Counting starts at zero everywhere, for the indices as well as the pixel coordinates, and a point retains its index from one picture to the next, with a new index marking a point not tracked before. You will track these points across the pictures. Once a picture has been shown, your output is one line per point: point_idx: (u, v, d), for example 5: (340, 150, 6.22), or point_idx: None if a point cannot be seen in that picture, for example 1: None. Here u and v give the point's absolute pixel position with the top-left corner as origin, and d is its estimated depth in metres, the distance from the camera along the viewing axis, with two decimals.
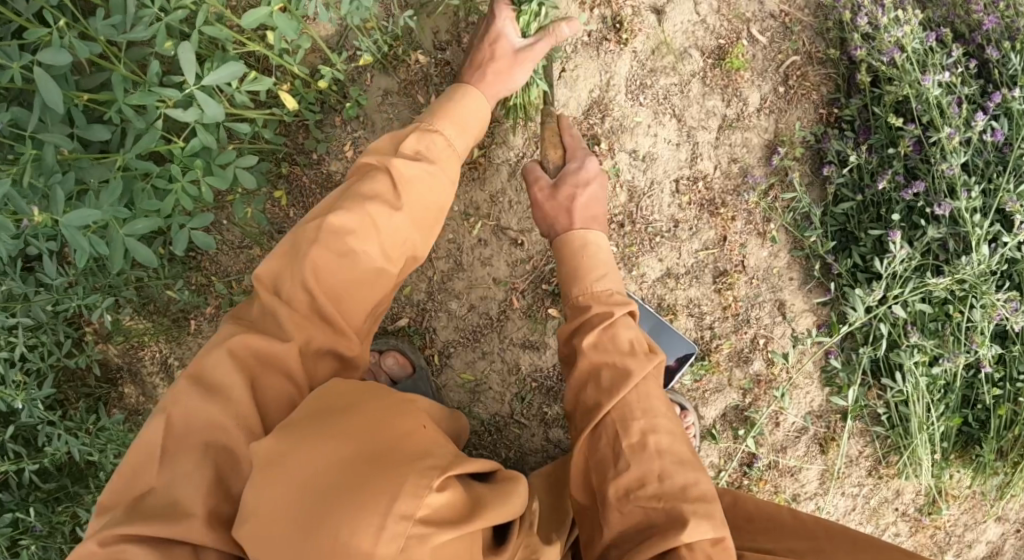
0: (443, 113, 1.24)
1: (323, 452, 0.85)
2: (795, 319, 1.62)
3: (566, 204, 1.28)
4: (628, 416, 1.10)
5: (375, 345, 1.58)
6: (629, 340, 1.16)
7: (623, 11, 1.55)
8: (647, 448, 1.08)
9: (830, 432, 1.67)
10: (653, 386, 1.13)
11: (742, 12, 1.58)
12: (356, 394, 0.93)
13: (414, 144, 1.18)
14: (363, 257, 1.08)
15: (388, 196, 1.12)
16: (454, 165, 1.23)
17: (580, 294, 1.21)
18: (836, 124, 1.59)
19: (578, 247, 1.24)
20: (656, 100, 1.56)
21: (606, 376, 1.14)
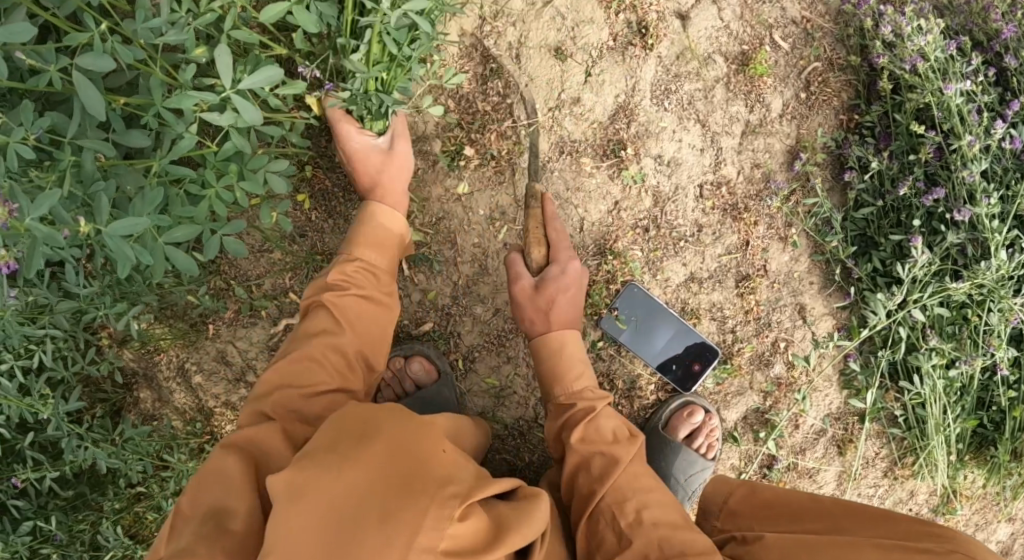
0: (359, 241, 1.41)
1: (356, 477, 0.93)
2: (816, 323, 1.64)
3: (544, 309, 1.38)
4: (622, 496, 1.22)
5: (400, 349, 1.58)
6: (611, 428, 1.31)
7: (648, 16, 1.55)
8: (642, 524, 1.18)
9: (848, 434, 1.69)
10: (638, 466, 1.27)
11: (765, 18, 1.59)
12: (377, 420, 1.01)
13: (333, 281, 1.34)
14: (319, 381, 1.24)
15: (328, 330, 1.29)
16: (387, 284, 1.41)
17: (563, 396, 1.36)
18: (856, 130, 1.60)
19: (555, 350, 1.37)
20: (681, 106, 1.57)
21: (597, 464, 1.27)
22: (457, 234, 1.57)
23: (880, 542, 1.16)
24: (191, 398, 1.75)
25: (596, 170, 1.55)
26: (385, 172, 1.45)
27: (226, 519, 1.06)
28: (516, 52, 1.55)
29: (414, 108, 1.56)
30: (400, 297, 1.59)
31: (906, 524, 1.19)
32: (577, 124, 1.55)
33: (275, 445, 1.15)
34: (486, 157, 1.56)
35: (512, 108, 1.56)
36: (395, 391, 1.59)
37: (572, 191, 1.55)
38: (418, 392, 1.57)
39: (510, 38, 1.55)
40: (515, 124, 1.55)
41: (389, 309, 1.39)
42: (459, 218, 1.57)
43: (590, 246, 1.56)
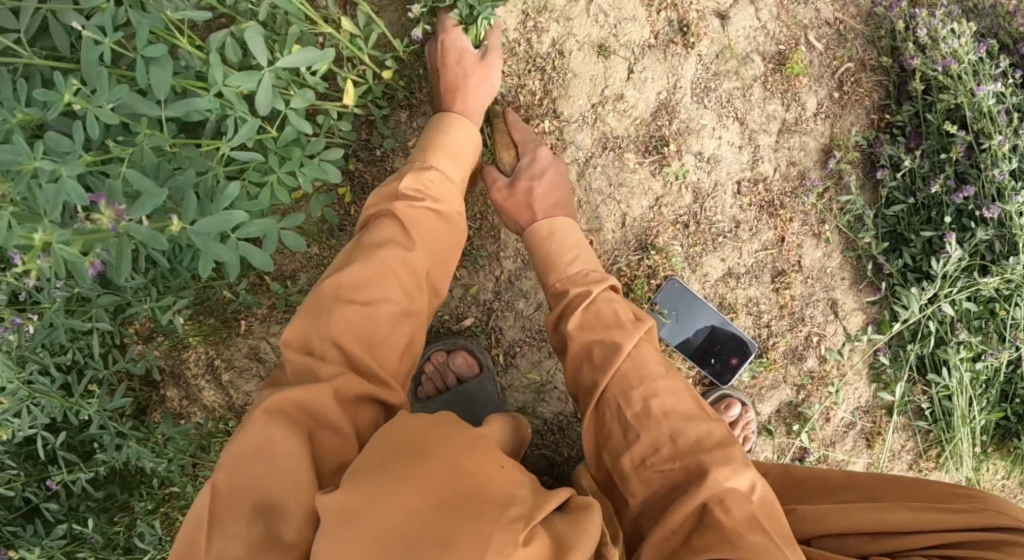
0: (435, 144, 1.34)
1: (414, 496, 0.86)
2: (847, 318, 1.67)
3: (525, 200, 1.40)
4: (628, 383, 1.14)
5: (443, 343, 1.59)
6: (612, 310, 1.24)
7: (689, 14, 1.57)
8: (651, 414, 1.12)
9: (877, 427, 1.72)
10: (646, 351, 1.19)
11: (800, 19, 1.62)
12: (431, 432, 0.93)
13: (404, 191, 1.27)
14: (385, 300, 1.15)
15: (399, 241, 1.21)
16: (455, 197, 1.33)
17: (556, 280, 1.31)
18: (887, 130, 1.64)
19: (546, 235, 1.35)
20: (721, 104, 1.60)
21: (598, 351, 1.20)
22: (500, 229, 1.57)
23: (911, 504, 1.15)
24: (220, 396, 1.73)
25: (639, 166, 1.59)
26: (471, 75, 1.41)
27: (276, 514, 0.94)
28: (559, 47, 1.56)
29: None
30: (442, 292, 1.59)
31: (942, 494, 1.17)
32: (620, 120, 1.58)
33: (330, 401, 1.04)
34: None
35: (555, 103, 1.57)
36: (437, 386, 1.58)
37: (615, 187, 1.59)
38: (460, 386, 1.56)
39: (553, 33, 1.56)
40: (559, 119, 1.57)
41: (455, 231, 1.30)
42: (502, 213, 1.57)
43: (631, 242, 1.60)
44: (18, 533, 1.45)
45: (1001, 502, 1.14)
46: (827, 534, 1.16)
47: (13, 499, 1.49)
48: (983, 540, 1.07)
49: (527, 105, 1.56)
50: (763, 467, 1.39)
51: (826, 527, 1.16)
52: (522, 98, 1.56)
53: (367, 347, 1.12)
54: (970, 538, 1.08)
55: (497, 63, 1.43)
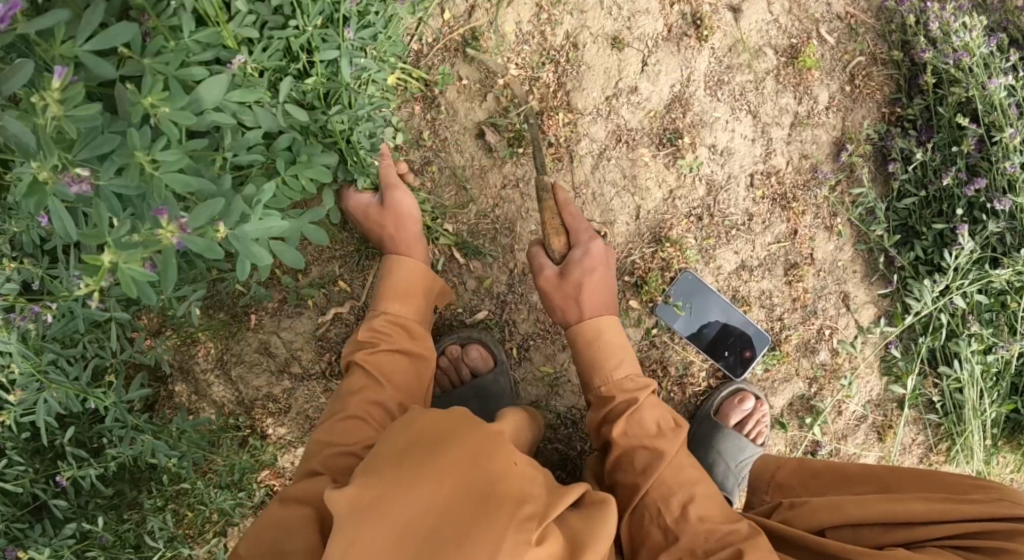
0: (385, 296, 1.37)
1: (430, 489, 0.84)
2: (859, 311, 1.68)
3: (574, 293, 1.32)
4: (667, 491, 1.18)
5: (457, 337, 1.58)
6: (654, 420, 1.26)
7: (702, 8, 1.58)
8: (687, 519, 1.14)
9: (888, 420, 1.72)
10: (684, 456, 1.23)
11: (812, 13, 1.63)
12: (446, 428, 0.92)
13: (363, 340, 1.32)
14: (363, 435, 1.20)
15: (366, 386, 1.27)
16: (417, 330, 1.36)
17: (602, 382, 1.30)
18: (897, 123, 1.64)
19: (592, 339, 1.31)
20: (733, 97, 1.60)
21: (641, 456, 1.23)
22: (515, 222, 1.58)
23: (925, 495, 1.13)
24: (230, 391, 1.72)
25: (653, 159, 1.59)
26: (386, 224, 1.42)
27: None
28: (573, 40, 1.56)
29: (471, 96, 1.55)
30: (455, 285, 1.59)
31: (962, 489, 1.14)
32: (634, 113, 1.58)
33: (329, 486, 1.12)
34: (543, 144, 1.57)
35: (570, 96, 1.57)
36: (451, 379, 1.57)
37: (628, 179, 1.59)
38: (476, 379, 1.55)
39: (567, 26, 1.56)
40: (573, 111, 1.57)
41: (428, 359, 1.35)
42: (516, 205, 1.57)
43: (645, 235, 1.60)
44: (27, 531, 1.44)
45: (1014, 491, 1.12)
46: (838, 524, 1.15)
47: (22, 496, 1.47)
48: (996, 530, 1.05)
49: (541, 98, 1.56)
50: (777, 462, 1.34)
51: (838, 517, 1.15)
52: (536, 90, 1.56)
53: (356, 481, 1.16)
54: (982, 528, 1.06)
55: (403, 197, 1.41)
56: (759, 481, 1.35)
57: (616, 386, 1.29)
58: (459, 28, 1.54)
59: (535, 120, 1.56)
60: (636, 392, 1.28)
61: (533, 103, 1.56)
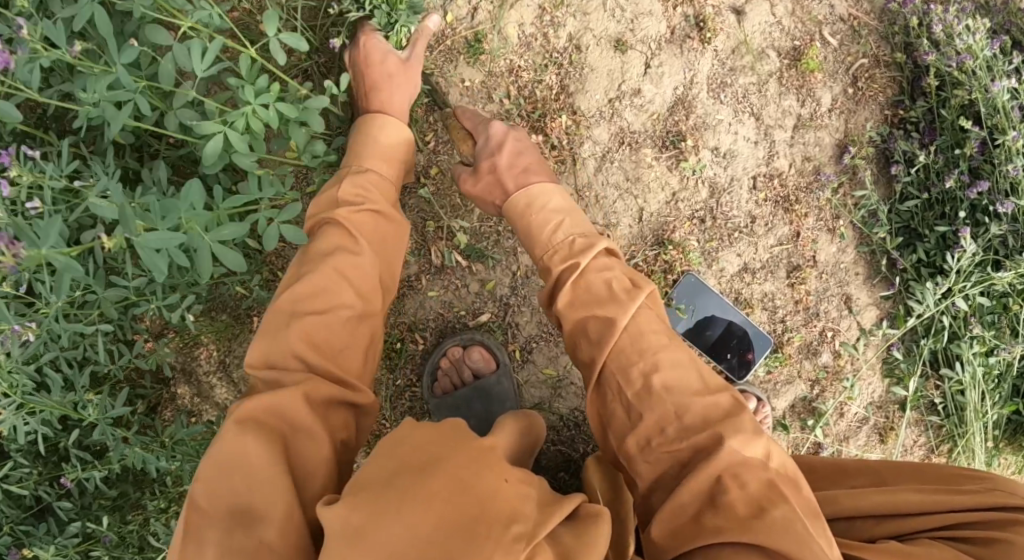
0: (368, 150, 1.34)
1: (418, 516, 0.84)
2: (861, 313, 1.68)
3: (492, 177, 1.34)
4: (628, 360, 1.07)
5: (459, 339, 1.58)
6: (604, 282, 1.17)
7: (705, 10, 1.58)
8: (652, 390, 1.04)
9: (890, 422, 1.73)
10: (644, 320, 1.11)
11: (815, 15, 1.62)
12: (436, 445, 0.91)
13: (348, 196, 1.26)
14: (339, 308, 1.15)
15: (347, 247, 1.20)
16: (391, 195, 1.33)
17: (545, 252, 1.24)
18: (900, 125, 1.64)
19: (524, 207, 1.29)
20: (736, 99, 1.60)
21: (593, 326, 1.13)
22: None
23: (918, 487, 1.14)
24: (233, 393, 1.74)
25: (655, 161, 1.59)
26: (395, 76, 1.41)
27: (252, 516, 0.93)
28: (576, 41, 1.56)
29: (472, 98, 1.55)
30: (458, 286, 1.59)
31: (956, 482, 1.15)
32: (637, 115, 1.58)
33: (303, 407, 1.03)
34: (546, 147, 1.56)
35: (574, 98, 1.57)
36: (453, 381, 1.56)
37: (630, 182, 1.59)
38: (477, 381, 1.55)
39: (570, 27, 1.55)
40: (576, 113, 1.57)
41: (399, 225, 1.31)
42: None
43: (648, 237, 1.60)
44: (32, 531, 1.46)
45: (1008, 483, 1.13)
46: (833, 516, 1.15)
47: (26, 498, 1.49)
48: (988, 519, 1.06)
49: (544, 101, 1.56)
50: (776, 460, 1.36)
51: (832, 508, 1.15)
52: (538, 93, 1.56)
53: (327, 356, 1.12)
54: (974, 518, 1.07)
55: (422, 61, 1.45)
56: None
57: (556, 249, 1.23)
58: (462, 30, 1.54)
59: (538, 123, 1.56)
60: (579, 256, 1.20)
61: (536, 105, 1.56)
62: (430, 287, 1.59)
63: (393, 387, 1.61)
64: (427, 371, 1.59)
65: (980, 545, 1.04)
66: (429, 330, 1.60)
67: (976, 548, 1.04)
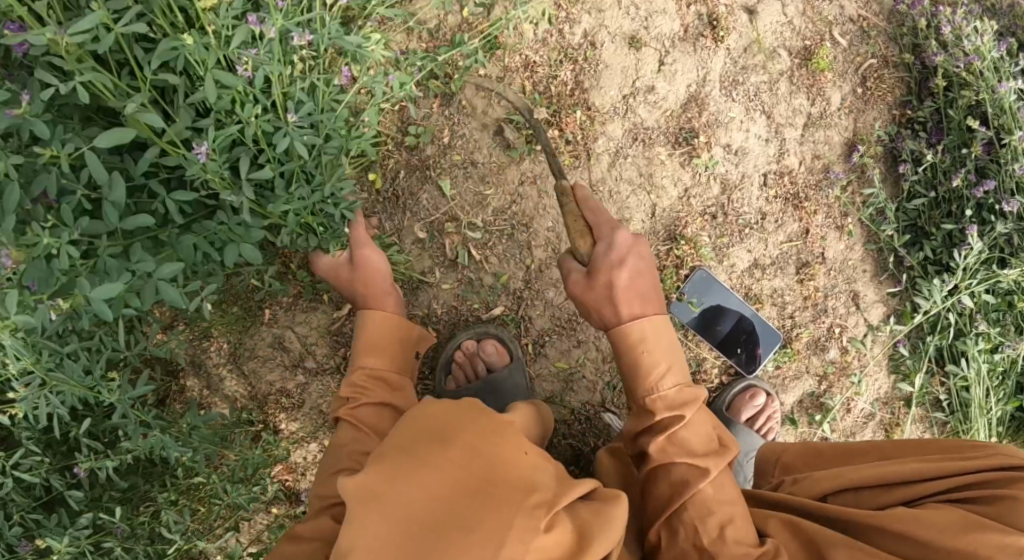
0: (362, 347, 1.36)
1: (437, 477, 0.86)
2: (868, 310, 1.71)
3: (607, 293, 1.15)
4: (706, 509, 1.06)
5: (474, 332, 1.58)
6: (699, 433, 1.12)
7: (718, 9, 1.60)
8: (724, 541, 1.04)
9: (895, 418, 1.75)
10: (727, 481, 1.11)
11: (826, 16, 1.65)
12: (456, 417, 0.93)
13: (345, 394, 1.30)
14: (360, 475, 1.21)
15: (355, 438, 1.25)
16: (399, 384, 1.35)
17: (645, 392, 1.14)
18: (908, 125, 1.67)
19: (636, 341, 1.14)
20: (748, 97, 1.62)
21: (680, 469, 1.10)
22: (532, 218, 1.59)
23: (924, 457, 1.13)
24: (243, 386, 1.81)
25: (669, 157, 1.60)
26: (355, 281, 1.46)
27: None
28: (591, 38, 1.58)
29: (488, 95, 1.57)
30: (472, 281, 1.60)
31: (962, 446, 1.14)
32: (651, 111, 1.59)
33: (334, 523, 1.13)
34: (562, 142, 1.58)
35: (588, 92, 1.58)
36: (467, 375, 1.56)
37: (645, 177, 1.60)
38: (490, 375, 1.54)
39: (585, 25, 1.58)
40: (591, 109, 1.58)
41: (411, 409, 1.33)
42: (535, 202, 1.59)
43: (661, 233, 1.61)
44: (42, 521, 1.47)
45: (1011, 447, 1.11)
46: (841, 489, 1.16)
47: (38, 487, 1.50)
48: (991, 479, 1.04)
49: (558, 97, 1.57)
50: (782, 445, 1.33)
51: (840, 481, 1.16)
52: (553, 91, 1.57)
53: None
54: (979, 479, 1.05)
55: (370, 251, 1.44)
56: (765, 466, 1.34)
57: (663, 395, 1.13)
58: (478, 25, 1.56)
59: (554, 119, 1.57)
60: (685, 408, 1.11)
61: (551, 101, 1.57)
62: (443, 280, 1.60)
63: None
64: (442, 364, 1.59)
65: (990, 504, 1.02)
66: (441, 324, 1.60)
67: (988, 507, 1.02)
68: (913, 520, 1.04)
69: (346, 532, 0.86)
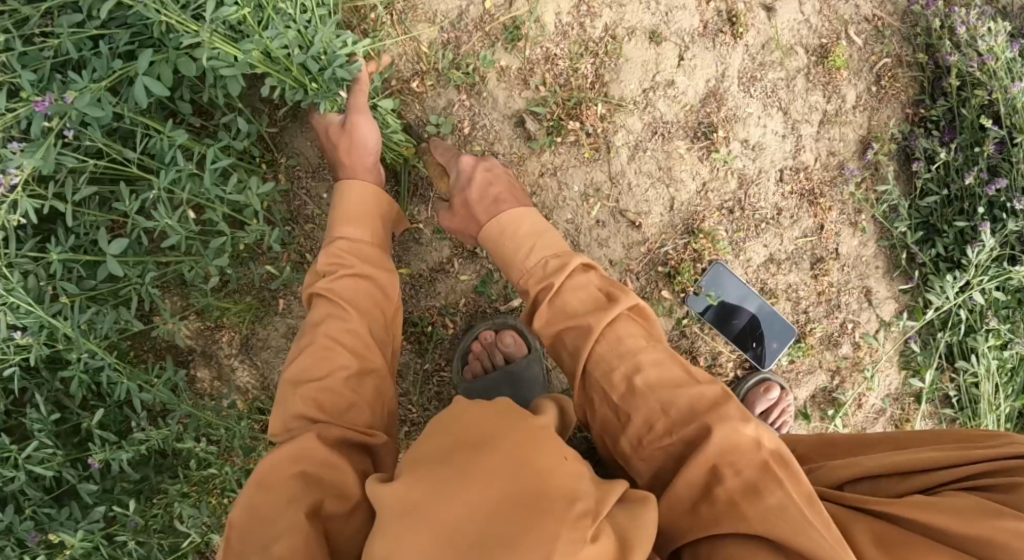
0: (339, 220, 1.36)
1: (476, 497, 0.83)
2: (880, 306, 1.72)
3: (466, 211, 1.32)
4: (608, 366, 1.05)
5: (493, 324, 1.59)
6: (579, 296, 1.13)
7: (737, 6, 1.62)
8: (635, 392, 1.03)
9: (906, 414, 1.76)
10: (621, 329, 1.08)
11: (841, 14, 1.67)
12: (495, 425, 0.90)
13: (323, 267, 1.31)
14: (338, 365, 1.19)
15: (333, 313, 1.25)
16: (377, 255, 1.36)
17: (521, 275, 1.20)
18: (921, 124, 1.69)
19: (496, 233, 1.24)
20: (766, 94, 1.64)
21: (570, 336, 1.11)
22: (552, 211, 1.60)
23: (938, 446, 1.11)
24: (255, 377, 1.80)
25: (687, 151, 1.62)
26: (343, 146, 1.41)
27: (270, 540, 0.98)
28: (611, 32, 1.59)
29: (509, 86, 1.58)
30: (492, 271, 1.60)
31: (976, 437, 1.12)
32: (670, 106, 1.61)
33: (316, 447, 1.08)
34: (581, 134, 1.59)
35: (608, 86, 1.59)
36: (484, 365, 1.55)
37: (663, 171, 1.61)
38: (509, 366, 1.54)
39: (605, 18, 1.59)
40: (611, 102, 1.59)
41: (383, 283, 1.34)
42: (554, 194, 1.60)
43: (678, 226, 1.63)
44: (54, 514, 1.45)
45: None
46: (855, 478, 1.14)
47: (49, 480, 1.48)
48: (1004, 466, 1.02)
49: (577, 90, 1.58)
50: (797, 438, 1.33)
51: (853, 470, 1.14)
52: (573, 83, 1.58)
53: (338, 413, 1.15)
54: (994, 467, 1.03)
55: (363, 122, 1.38)
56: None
57: (532, 272, 1.19)
58: (500, 17, 1.57)
59: (574, 111, 1.58)
60: (553, 277, 1.15)
61: (571, 94, 1.58)
62: (462, 271, 1.61)
63: (421, 371, 1.64)
64: (460, 355, 1.59)
65: (1004, 492, 1.00)
66: (459, 316, 1.62)
67: (1003, 495, 1.00)
68: (925, 507, 1.01)
69: (385, 543, 0.83)
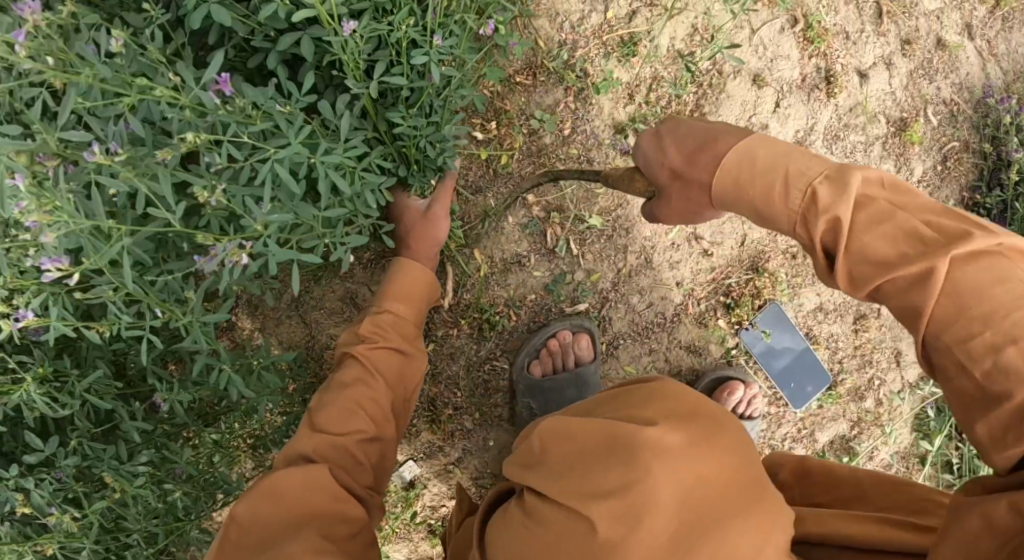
0: (392, 293, 1.40)
1: (716, 463, 0.85)
2: (906, 368, 1.82)
3: (679, 183, 1.04)
4: (966, 332, 0.76)
5: (568, 324, 1.64)
6: (885, 230, 0.84)
7: (835, 66, 1.71)
8: (1006, 370, 0.74)
9: (909, 473, 1.85)
10: (985, 281, 0.77)
11: (924, 93, 1.77)
12: (711, 405, 0.92)
13: (365, 333, 1.32)
14: (354, 426, 1.21)
15: (361, 381, 1.26)
16: (413, 333, 1.39)
17: (792, 225, 0.92)
18: (973, 209, 1.81)
19: (733, 186, 0.97)
20: (845, 153, 1.74)
21: (894, 291, 0.83)
22: (634, 224, 1.66)
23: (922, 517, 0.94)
24: (301, 333, 1.80)
25: None
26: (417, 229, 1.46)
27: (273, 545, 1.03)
28: (718, 67, 1.66)
29: (614, 99, 1.63)
30: (565, 272, 1.66)
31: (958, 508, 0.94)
32: None
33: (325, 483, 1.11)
34: None
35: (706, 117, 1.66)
36: (556, 364, 1.61)
37: None
38: (578, 368, 1.61)
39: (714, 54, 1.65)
40: None
41: (417, 360, 1.37)
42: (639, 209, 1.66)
43: (745, 261, 1.71)
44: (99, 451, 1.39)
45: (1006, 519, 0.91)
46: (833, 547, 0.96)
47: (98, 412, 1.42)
48: None
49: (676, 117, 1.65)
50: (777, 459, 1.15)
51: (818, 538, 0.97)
52: (673, 109, 1.65)
53: (345, 467, 1.18)
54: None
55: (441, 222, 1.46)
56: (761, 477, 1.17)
57: (801, 219, 0.91)
58: (619, 30, 1.62)
59: None
60: (835, 213, 0.87)
61: (669, 118, 1.65)
62: (536, 267, 1.65)
63: (475, 357, 1.67)
64: (531, 349, 1.63)
65: None
66: (523, 311, 1.66)
67: None
68: None
69: (627, 475, 0.83)
